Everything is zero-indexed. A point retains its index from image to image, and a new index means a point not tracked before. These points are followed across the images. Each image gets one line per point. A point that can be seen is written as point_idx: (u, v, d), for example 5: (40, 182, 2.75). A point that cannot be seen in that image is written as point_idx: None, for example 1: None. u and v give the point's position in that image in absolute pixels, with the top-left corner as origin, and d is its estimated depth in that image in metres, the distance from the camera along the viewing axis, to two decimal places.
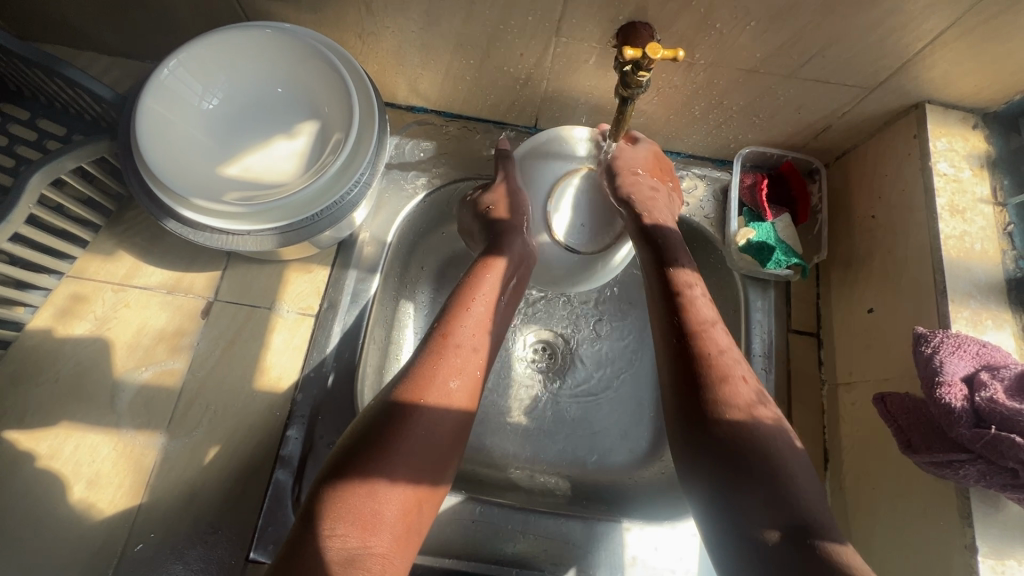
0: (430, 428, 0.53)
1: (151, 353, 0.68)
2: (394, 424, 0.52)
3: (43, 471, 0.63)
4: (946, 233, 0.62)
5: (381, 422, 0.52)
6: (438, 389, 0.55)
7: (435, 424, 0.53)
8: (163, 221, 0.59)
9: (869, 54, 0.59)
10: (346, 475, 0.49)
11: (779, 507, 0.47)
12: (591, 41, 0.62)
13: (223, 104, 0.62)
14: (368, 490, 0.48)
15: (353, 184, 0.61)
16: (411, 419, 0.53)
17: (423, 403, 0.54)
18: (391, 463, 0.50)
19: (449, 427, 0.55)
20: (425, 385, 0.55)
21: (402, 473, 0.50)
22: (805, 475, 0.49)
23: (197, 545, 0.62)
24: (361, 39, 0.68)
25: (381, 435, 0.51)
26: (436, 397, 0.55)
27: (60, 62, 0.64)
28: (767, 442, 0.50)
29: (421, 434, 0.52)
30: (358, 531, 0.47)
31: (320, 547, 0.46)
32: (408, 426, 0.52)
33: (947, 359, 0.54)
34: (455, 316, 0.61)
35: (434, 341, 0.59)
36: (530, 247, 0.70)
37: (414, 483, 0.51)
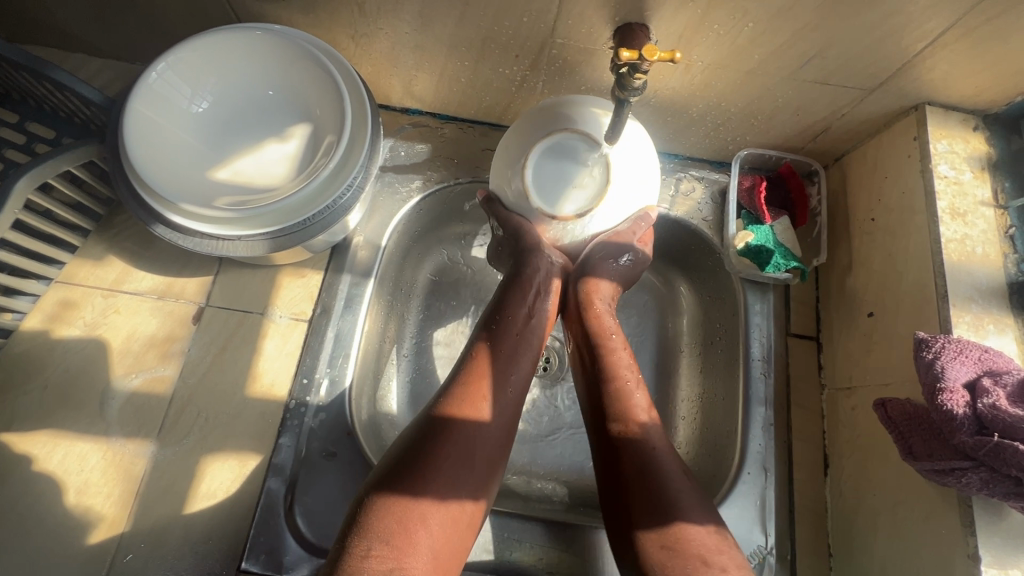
0: (468, 445, 0.53)
1: (141, 360, 0.67)
2: (432, 442, 0.52)
3: (30, 481, 0.62)
4: (947, 237, 0.61)
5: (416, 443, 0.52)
6: (476, 406, 0.55)
7: (472, 445, 0.53)
8: (152, 227, 0.58)
9: (868, 55, 0.59)
10: (382, 495, 0.49)
11: (654, 510, 0.52)
12: (586, 42, 0.62)
13: (213, 107, 0.61)
14: (405, 513, 0.48)
15: (346, 188, 0.60)
16: (447, 439, 0.52)
17: (459, 420, 0.54)
18: (428, 482, 0.50)
19: (487, 448, 0.54)
20: (462, 405, 0.55)
21: (439, 491, 0.50)
22: (678, 478, 0.54)
23: (188, 555, 0.61)
24: (354, 41, 0.68)
25: (418, 452, 0.51)
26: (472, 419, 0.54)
27: (48, 65, 0.63)
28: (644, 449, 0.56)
29: (458, 452, 0.52)
30: (396, 551, 0.46)
31: (356, 567, 0.45)
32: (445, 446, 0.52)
33: (949, 364, 0.53)
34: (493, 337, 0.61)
35: (468, 361, 0.59)
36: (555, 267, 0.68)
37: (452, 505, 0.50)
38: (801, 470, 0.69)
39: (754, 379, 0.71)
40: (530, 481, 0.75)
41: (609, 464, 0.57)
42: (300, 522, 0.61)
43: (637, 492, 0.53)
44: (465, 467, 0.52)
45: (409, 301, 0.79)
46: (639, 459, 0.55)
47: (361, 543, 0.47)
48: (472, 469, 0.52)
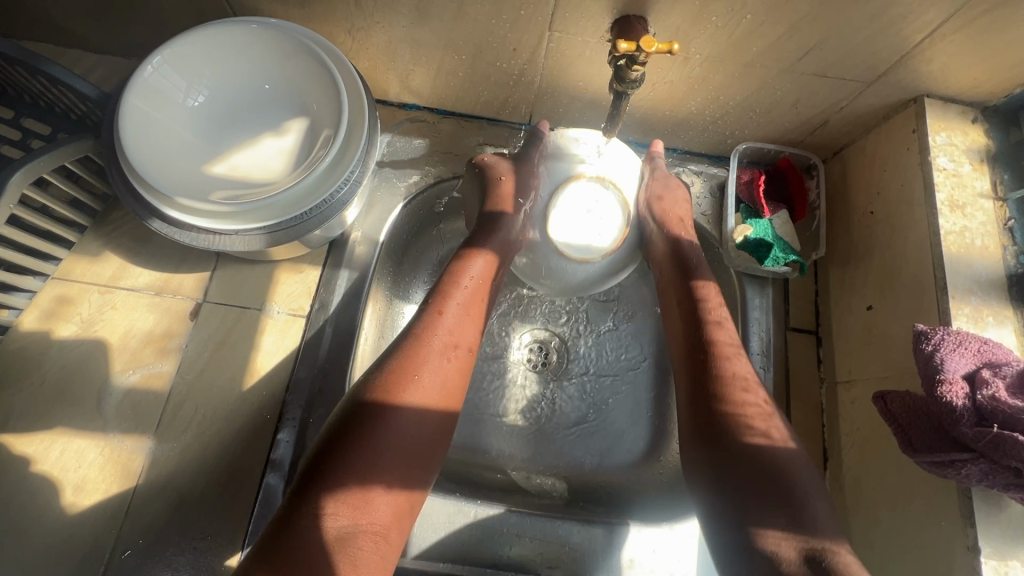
0: (420, 408, 0.53)
1: (138, 356, 0.67)
2: (381, 403, 0.52)
3: (27, 478, 0.62)
4: (946, 229, 0.61)
5: (362, 412, 0.51)
6: (429, 370, 0.55)
7: (423, 406, 0.53)
8: (147, 221, 0.58)
9: (867, 47, 0.58)
10: (336, 453, 0.49)
11: (785, 510, 0.49)
12: (584, 35, 0.61)
13: (209, 101, 0.61)
14: (362, 476, 0.49)
15: (342, 182, 0.59)
16: (395, 408, 0.52)
17: (412, 383, 0.54)
18: (380, 443, 0.50)
19: (433, 416, 0.54)
20: (409, 374, 0.54)
21: (391, 453, 0.50)
22: (806, 476, 0.52)
23: (187, 551, 0.61)
24: (350, 35, 0.67)
25: (370, 413, 0.51)
26: (418, 385, 0.54)
27: (43, 59, 0.62)
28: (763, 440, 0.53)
29: (412, 413, 0.52)
30: (351, 511, 0.47)
31: (312, 534, 0.46)
32: (391, 414, 0.52)
33: (948, 356, 0.53)
34: (443, 304, 0.60)
35: (425, 320, 0.58)
36: (513, 238, 0.69)
37: (403, 472, 0.51)
38: None
39: (754, 373, 0.71)
40: (529, 476, 0.75)
41: (716, 443, 0.54)
42: None
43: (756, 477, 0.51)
44: (412, 434, 0.52)
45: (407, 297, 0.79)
46: (758, 448, 0.53)
47: (313, 508, 0.47)
48: (420, 437, 0.53)
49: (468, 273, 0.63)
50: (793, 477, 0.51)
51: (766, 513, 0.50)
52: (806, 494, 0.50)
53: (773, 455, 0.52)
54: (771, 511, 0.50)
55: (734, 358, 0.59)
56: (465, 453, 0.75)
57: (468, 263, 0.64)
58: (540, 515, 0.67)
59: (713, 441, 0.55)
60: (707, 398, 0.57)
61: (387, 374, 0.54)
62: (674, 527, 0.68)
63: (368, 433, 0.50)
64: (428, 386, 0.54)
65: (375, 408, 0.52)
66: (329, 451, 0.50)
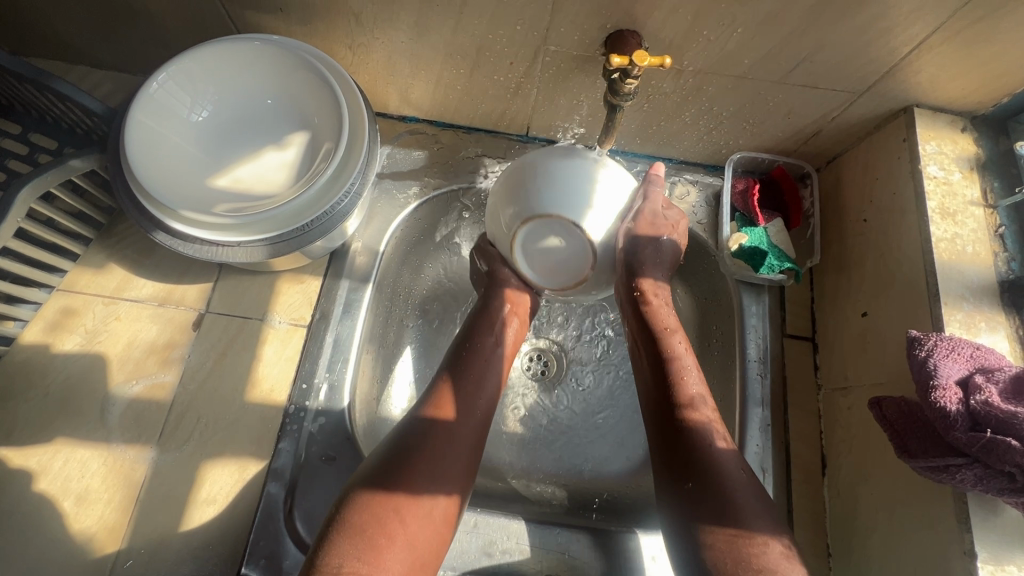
0: (438, 467, 0.56)
1: (141, 366, 0.68)
2: (401, 464, 0.55)
3: (30, 489, 0.62)
4: (937, 236, 0.62)
5: (388, 462, 0.55)
6: (444, 432, 0.58)
7: (439, 463, 0.56)
8: (152, 234, 0.59)
9: (855, 59, 0.60)
10: (354, 514, 0.52)
11: (716, 507, 0.54)
12: (579, 49, 0.63)
13: (213, 116, 0.62)
14: (374, 532, 0.50)
15: (344, 194, 0.61)
16: (421, 455, 0.56)
17: (430, 444, 0.57)
18: (398, 502, 0.52)
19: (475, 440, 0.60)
20: (458, 398, 0.61)
21: (410, 513, 0.53)
22: (738, 484, 0.55)
23: (188, 561, 0.61)
24: (351, 50, 0.69)
25: (390, 473, 0.54)
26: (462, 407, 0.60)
27: (51, 76, 0.64)
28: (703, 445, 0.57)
29: (428, 473, 0.55)
30: (367, 566, 0.49)
31: None
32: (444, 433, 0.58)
33: (941, 362, 0.54)
34: (459, 362, 0.64)
35: (439, 386, 0.62)
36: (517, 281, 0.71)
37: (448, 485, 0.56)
38: (799, 470, 0.69)
39: (752, 380, 0.72)
40: (529, 484, 0.76)
41: (670, 456, 0.58)
42: (301, 527, 0.62)
43: (695, 483, 0.56)
44: (456, 452, 0.58)
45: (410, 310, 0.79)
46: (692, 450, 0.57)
47: (360, 516, 0.51)
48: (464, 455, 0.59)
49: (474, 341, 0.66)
50: (727, 481, 0.55)
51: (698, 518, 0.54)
52: (736, 496, 0.54)
53: (710, 463, 0.56)
54: (697, 511, 0.54)
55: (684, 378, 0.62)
56: None
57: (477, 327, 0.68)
58: (543, 525, 0.67)
59: (664, 454, 0.59)
60: (662, 414, 0.61)
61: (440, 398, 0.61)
62: None
63: (423, 448, 0.56)
64: (445, 447, 0.57)
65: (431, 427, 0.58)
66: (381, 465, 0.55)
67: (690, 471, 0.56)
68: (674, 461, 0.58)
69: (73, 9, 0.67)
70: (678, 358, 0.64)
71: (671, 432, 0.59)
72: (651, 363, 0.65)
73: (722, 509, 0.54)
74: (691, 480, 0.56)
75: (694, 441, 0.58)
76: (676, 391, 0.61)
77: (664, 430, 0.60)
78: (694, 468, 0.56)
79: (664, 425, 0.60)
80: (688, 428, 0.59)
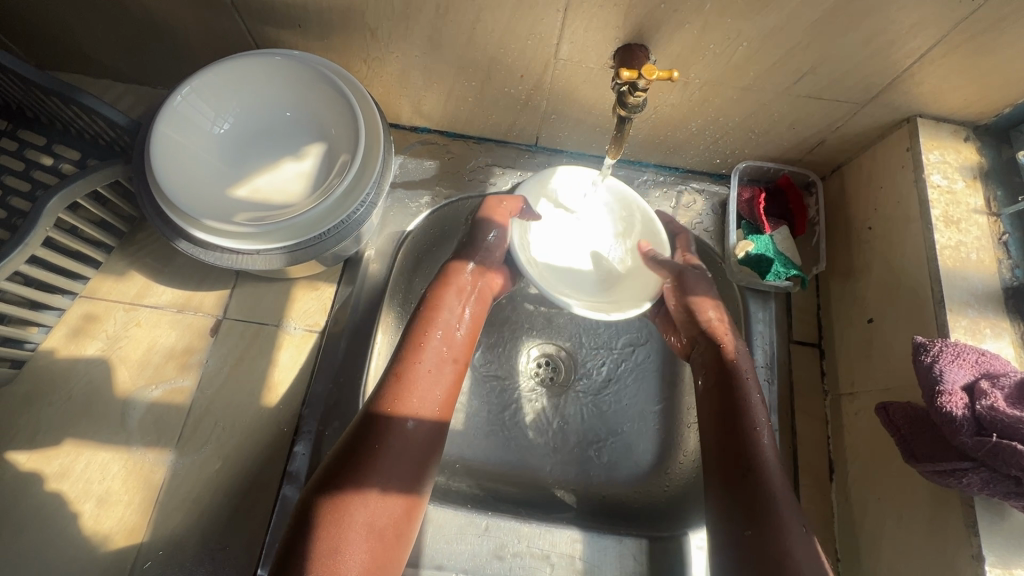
0: (391, 467, 0.54)
1: (161, 371, 0.69)
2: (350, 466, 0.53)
3: (53, 490, 0.64)
4: (941, 243, 0.63)
5: (337, 466, 0.54)
6: (397, 429, 0.56)
7: (390, 462, 0.55)
8: (174, 242, 0.61)
9: (859, 71, 0.61)
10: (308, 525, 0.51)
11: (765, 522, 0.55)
12: (588, 63, 0.65)
13: (234, 128, 0.65)
14: (328, 541, 0.50)
15: (359, 204, 0.62)
16: (370, 453, 0.54)
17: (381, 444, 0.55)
18: (350, 508, 0.51)
19: (427, 429, 0.58)
20: (406, 389, 0.59)
21: (365, 515, 0.52)
22: (795, 518, 0.56)
23: (206, 562, 0.62)
24: (366, 64, 0.71)
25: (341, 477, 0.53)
26: (412, 399, 0.58)
27: (78, 90, 0.66)
28: (769, 476, 0.58)
29: (381, 475, 0.54)
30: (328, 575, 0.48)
31: None
32: (394, 427, 0.56)
33: (947, 367, 0.54)
34: (410, 354, 0.61)
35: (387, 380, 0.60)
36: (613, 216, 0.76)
37: (402, 480, 0.55)
38: (807, 475, 0.70)
39: (759, 386, 0.72)
40: (542, 487, 0.77)
41: (726, 475, 0.60)
42: None
43: (750, 509, 0.56)
44: (409, 445, 0.56)
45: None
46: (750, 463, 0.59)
47: (310, 533, 0.50)
48: (417, 445, 0.57)
49: (428, 333, 0.63)
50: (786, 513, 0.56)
51: (752, 547, 0.54)
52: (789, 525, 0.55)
53: (770, 495, 0.57)
54: (752, 536, 0.55)
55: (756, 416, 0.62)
56: (476, 466, 0.77)
57: (430, 316, 0.64)
58: (596, 533, 0.70)
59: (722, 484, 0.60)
60: (725, 446, 0.61)
61: (383, 391, 0.59)
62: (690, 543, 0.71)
63: (380, 449, 0.55)
64: (398, 441, 0.56)
65: (378, 428, 0.56)
66: (347, 460, 0.54)
67: (750, 500, 0.57)
68: (734, 489, 0.58)
69: (100, 26, 0.70)
70: (750, 397, 0.64)
71: (732, 463, 0.60)
72: (713, 396, 0.65)
73: (777, 537, 0.54)
74: (749, 509, 0.56)
75: (760, 470, 0.58)
76: (744, 420, 0.62)
77: (727, 459, 0.60)
78: (746, 484, 0.58)
79: (725, 457, 0.61)
80: (753, 459, 0.59)
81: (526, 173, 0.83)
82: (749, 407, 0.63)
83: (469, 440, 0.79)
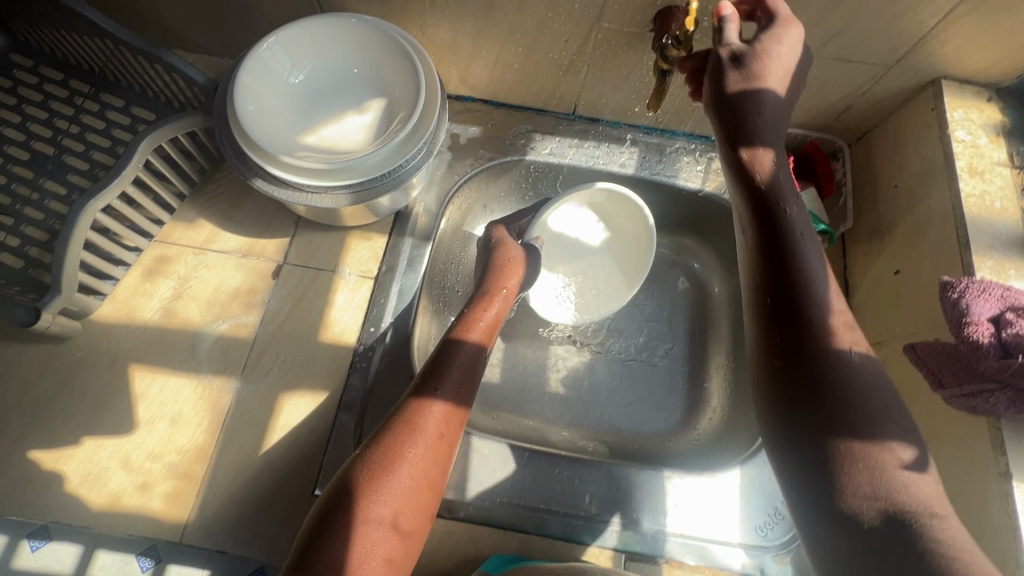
0: (411, 484, 0.53)
1: (227, 308, 0.75)
2: (371, 481, 0.51)
3: (130, 410, 0.69)
4: (966, 192, 0.66)
5: (358, 479, 0.51)
6: (421, 448, 0.54)
7: (411, 479, 0.53)
8: (251, 180, 0.66)
9: (887, 31, 0.65)
10: (324, 535, 0.48)
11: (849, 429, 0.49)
12: (630, 26, 0.69)
13: (306, 82, 0.70)
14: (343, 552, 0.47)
15: (419, 148, 0.68)
16: (393, 470, 0.52)
17: (403, 461, 0.53)
18: (368, 521, 0.49)
19: (444, 446, 0.57)
20: (435, 409, 0.57)
21: (379, 531, 0.50)
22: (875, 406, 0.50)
23: (268, 479, 0.67)
24: (421, 30, 0.77)
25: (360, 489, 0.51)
26: (434, 417, 0.56)
27: (163, 50, 0.74)
28: (859, 382, 0.51)
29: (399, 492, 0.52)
30: None
31: None
32: (421, 432, 0.55)
33: (973, 301, 0.57)
34: (439, 372, 0.60)
35: (418, 395, 0.58)
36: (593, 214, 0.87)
37: (425, 481, 0.54)
38: None
39: None
40: (576, 438, 0.81)
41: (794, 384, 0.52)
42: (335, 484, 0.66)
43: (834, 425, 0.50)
44: (428, 461, 0.54)
45: (453, 292, 0.86)
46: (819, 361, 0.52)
47: (328, 541, 0.48)
48: (437, 461, 0.55)
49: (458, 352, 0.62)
50: (892, 452, 0.49)
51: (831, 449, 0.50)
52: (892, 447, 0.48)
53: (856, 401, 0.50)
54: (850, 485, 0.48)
55: (823, 305, 0.54)
56: (513, 415, 0.82)
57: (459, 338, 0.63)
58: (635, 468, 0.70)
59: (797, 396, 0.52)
60: (776, 309, 0.55)
61: (413, 394, 0.58)
62: (716, 477, 0.70)
63: (404, 465, 0.53)
64: (420, 460, 0.54)
65: (402, 444, 0.54)
66: (369, 472, 0.52)
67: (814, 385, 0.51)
68: (811, 419, 0.51)
69: None
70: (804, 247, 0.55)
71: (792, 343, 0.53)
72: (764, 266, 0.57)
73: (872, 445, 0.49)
74: (850, 463, 0.49)
75: (843, 378, 0.51)
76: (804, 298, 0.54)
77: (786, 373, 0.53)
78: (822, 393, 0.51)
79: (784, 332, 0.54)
80: (830, 363, 0.51)
81: (564, 140, 0.88)
82: (816, 293, 0.54)
83: (508, 391, 0.84)
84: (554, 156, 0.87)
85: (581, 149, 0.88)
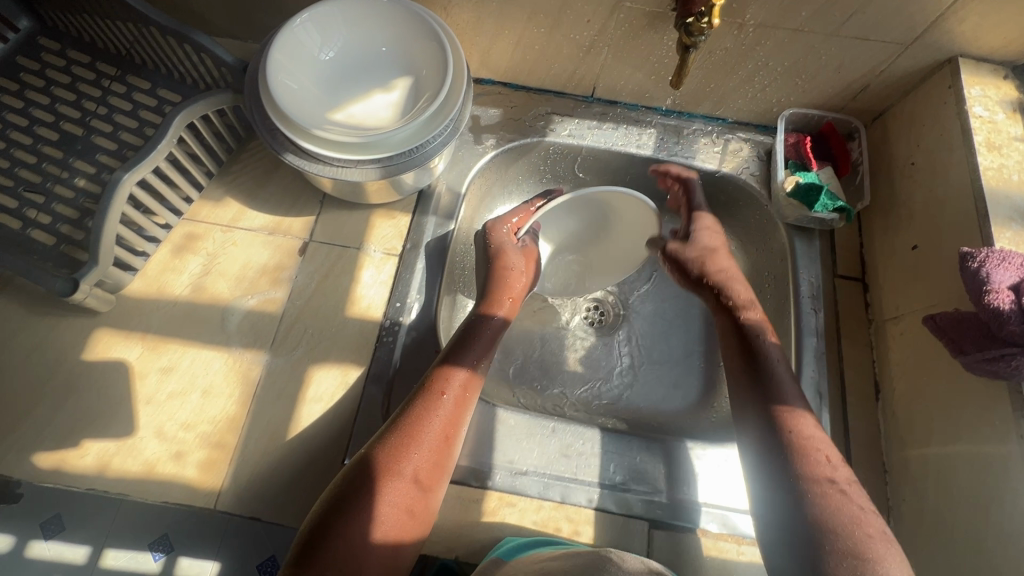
0: (433, 444, 0.57)
1: (256, 284, 0.76)
2: (396, 439, 0.56)
3: (162, 382, 0.71)
4: (984, 165, 0.67)
5: (386, 437, 0.57)
6: (442, 413, 0.59)
7: (432, 439, 0.57)
8: (282, 155, 0.67)
9: (906, 9, 0.66)
10: (354, 483, 0.53)
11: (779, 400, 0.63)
12: (651, 6, 0.70)
13: (335, 60, 0.72)
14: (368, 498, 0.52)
15: (447, 124, 0.69)
16: (417, 431, 0.57)
17: (427, 423, 0.58)
18: (392, 473, 0.54)
19: (464, 413, 0.61)
20: (457, 380, 0.61)
21: (403, 483, 0.54)
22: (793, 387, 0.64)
23: (298, 449, 0.68)
24: (445, 11, 0.78)
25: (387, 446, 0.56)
26: (456, 386, 0.61)
27: (193, 30, 0.75)
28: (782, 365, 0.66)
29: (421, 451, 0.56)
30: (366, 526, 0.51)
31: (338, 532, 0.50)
32: (443, 399, 0.60)
33: (993, 270, 0.58)
34: (463, 346, 0.64)
35: (442, 366, 0.63)
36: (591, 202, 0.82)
37: (445, 443, 0.58)
38: (853, 393, 0.75)
39: (807, 314, 0.77)
40: (595, 413, 0.81)
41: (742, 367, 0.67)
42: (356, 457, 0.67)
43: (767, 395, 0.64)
44: (449, 425, 0.59)
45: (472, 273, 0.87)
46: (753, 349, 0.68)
47: (357, 488, 0.53)
48: (456, 426, 0.60)
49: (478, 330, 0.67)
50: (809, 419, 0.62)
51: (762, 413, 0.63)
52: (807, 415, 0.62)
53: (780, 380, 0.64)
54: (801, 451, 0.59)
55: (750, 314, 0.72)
56: (535, 391, 0.83)
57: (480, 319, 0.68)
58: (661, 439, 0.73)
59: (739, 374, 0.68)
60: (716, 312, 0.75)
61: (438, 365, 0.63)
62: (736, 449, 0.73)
63: (427, 426, 0.57)
64: (440, 423, 0.58)
65: (426, 408, 0.58)
66: (395, 433, 0.57)
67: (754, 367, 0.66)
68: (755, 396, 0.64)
69: None
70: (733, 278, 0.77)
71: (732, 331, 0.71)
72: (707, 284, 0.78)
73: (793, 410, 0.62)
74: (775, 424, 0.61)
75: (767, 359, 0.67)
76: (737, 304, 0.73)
77: (744, 367, 0.68)
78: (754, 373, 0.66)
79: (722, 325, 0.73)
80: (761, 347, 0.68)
81: (583, 122, 0.89)
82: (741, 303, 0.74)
83: (529, 368, 0.85)
84: (574, 138, 0.88)
85: (600, 130, 0.89)
